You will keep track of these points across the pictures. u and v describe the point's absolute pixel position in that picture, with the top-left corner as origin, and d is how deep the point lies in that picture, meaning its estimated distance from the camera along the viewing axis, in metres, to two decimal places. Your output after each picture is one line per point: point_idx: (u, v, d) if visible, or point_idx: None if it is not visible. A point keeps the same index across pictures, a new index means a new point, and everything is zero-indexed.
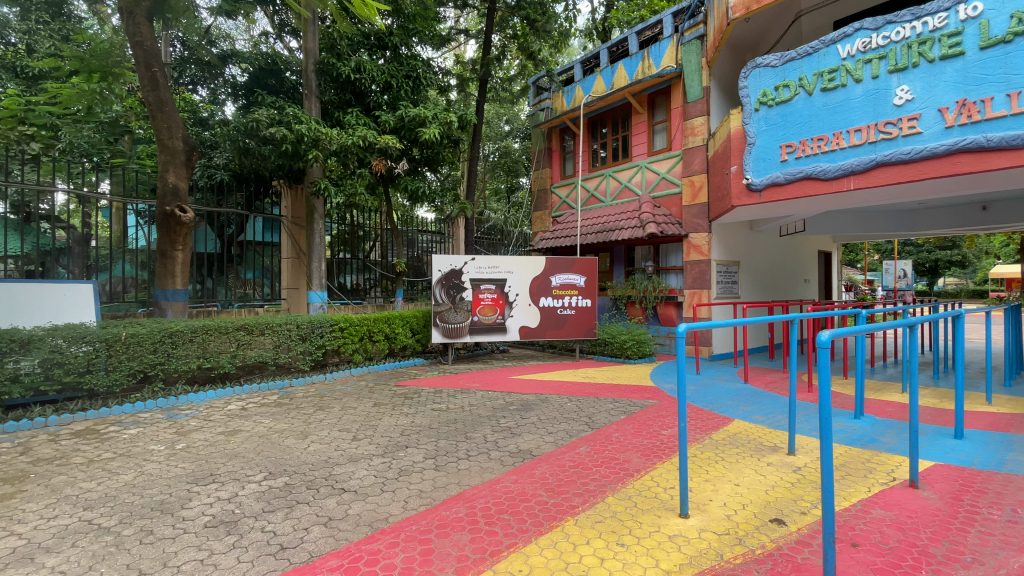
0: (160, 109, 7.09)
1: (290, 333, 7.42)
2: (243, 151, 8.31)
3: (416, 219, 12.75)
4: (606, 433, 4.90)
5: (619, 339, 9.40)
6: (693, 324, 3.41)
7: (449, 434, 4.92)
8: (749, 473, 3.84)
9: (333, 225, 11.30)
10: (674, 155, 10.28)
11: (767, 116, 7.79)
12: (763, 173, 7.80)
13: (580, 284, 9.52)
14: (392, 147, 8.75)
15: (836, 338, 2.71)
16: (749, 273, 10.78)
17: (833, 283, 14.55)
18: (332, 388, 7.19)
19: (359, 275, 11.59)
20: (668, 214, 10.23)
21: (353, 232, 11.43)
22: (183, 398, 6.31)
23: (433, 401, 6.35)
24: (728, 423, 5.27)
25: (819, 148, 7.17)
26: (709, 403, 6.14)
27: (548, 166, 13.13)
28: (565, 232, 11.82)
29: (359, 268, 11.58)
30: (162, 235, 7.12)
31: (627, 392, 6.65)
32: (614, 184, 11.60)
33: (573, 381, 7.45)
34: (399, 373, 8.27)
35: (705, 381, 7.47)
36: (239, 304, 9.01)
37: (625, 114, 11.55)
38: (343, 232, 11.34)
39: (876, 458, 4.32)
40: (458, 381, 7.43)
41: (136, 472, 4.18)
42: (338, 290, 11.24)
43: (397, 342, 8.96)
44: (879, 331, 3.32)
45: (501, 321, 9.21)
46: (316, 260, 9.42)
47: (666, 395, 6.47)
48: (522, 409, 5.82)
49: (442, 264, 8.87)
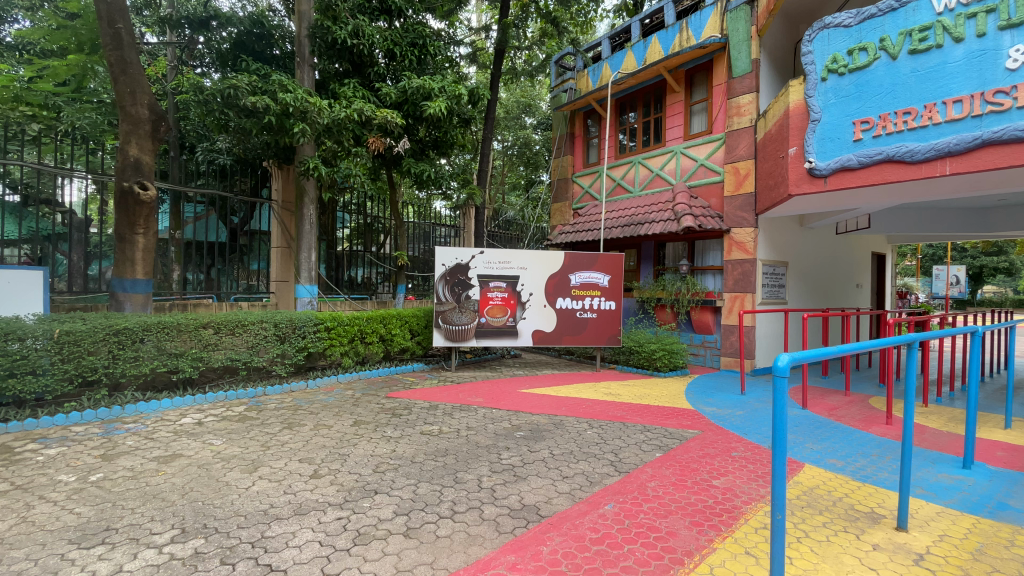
0: (122, 70, 6.09)
1: (264, 332, 6.37)
2: (223, 126, 7.34)
3: (431, 210, 11.74)
4: (639, 481, 3.72)
5: (646, 348, 8.18)
6: (802, 353, 2.26)
7: (434, 475, 3.80)
8: (854, 568, 2.67)
9: (349, 217, 10.52)
10: (715, 139, 8.98)
11: (837, 86, 6.46)
12: (830, 155, 6.45)
13: (603, 283, 8.31)
14: (395, 125, 7.72)
15: (794, 362, 2.12)
16: (798, 276, 9.44)
17: (886, 291, 13.01)
18: (311, 399, 6.13)
19: (370, 269, 10.71)
20: (706, 206, 8.96)
21: (363, 224, 10.52)
22: (131, 407, 5.35)
23: (424, 421, 5.25)
24: (797, 471, 4.05)
25: (905, 123, 5.83)
26: (766, 437, 4.89)
27: (569, 153, 11.93)
28: (587, 225, 10.60)
29: (370, 261, 10.66)
30: (120, 216, 6.16)
31: (659, 418, 5.46)
32: (644, 172, 10.33)
33: (594, 398, 6.27)
34: (392, 381, 7.17)
35: (755, 405, 6.19)
36: (243, 297, 8.19)
37: (658, 94, 10.26)
38: (359, 224, 10.51)
39: (1023, 541, 3.07)
40: (457, 394, 6.32)
41: (16, 519, 3.19)
42: (346, 284, 10.31)
43: (394, 344, 7.85)
44: (901, 359, 2.64)
45: (512, 325, 8.08)
46: (306, 249, 7.94)
47: (707, 424, 5.25)
48: (530, 438, 4.68)
49: (447, 257, 7.84)
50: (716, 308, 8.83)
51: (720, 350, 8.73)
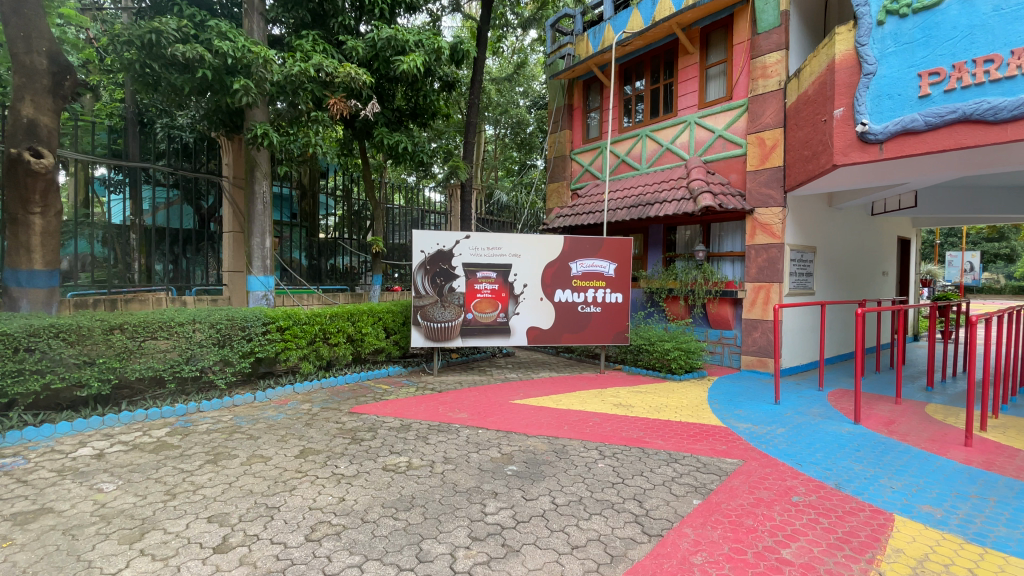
0: (13, 9, 4.83)
1: (197, 336, 5.15)
2: (150, 86, 6.09)
3: (421, 197, 10.43)
4: (678, 557, 2.61)
5: (658, 348, 7.07)
6: None
7: (388, 548, 2.68)
8: None
9: (333, 204, 9.35)
10: (736, 106, 7.81)
11: (898, 32, 5.30)
12: (889, 115, 5.30)
13: (608, 272, 7.19)
14: (363, 86, 6.53)
15: None
16: (825, 263, 8.36)
17: (911, 278, 11.94)
18: (253, 417, 4.97)
19: (354, 257, 9.57)
20: (725, 182, 7.83)
21: (347, 210, 9.41)
22: (13, 435, 4.16)
23: (389, 451, 4.09)
24: (890, 531, 2.97)
25: (986, 74, 4.69)
26: (828, 471, 3.81)
27: (567, 127, 10.74)
28: (587, 207, 9.43)
29: (354, 248, 9.51)
30: (11, 191, 4.93)
31: (685, 441, 4.35)
32: (652, 147, 9.16)
33: (601, 413, 5.15)
34: (361, 391, 5.99)
35: (796, 419, 5.10)
36: (206, 288, 7.25)
37: (668, 58, 9.04)
38: (343, 211, 9.40)
39: None
40: (436, 409, 5.18)
41: None
42: (328, 274, 9.19)
43: (365, 345, 6.65)
44: None
45: (503, 321, 6.96)
46: (257, 234, 6.65)
47: (747, 451, 4.15)
48: (524, 478, 3.56)
49: (426, 243, 6.68)
50: (737, 299, 7.72)
51: (741, 347, 7.65)
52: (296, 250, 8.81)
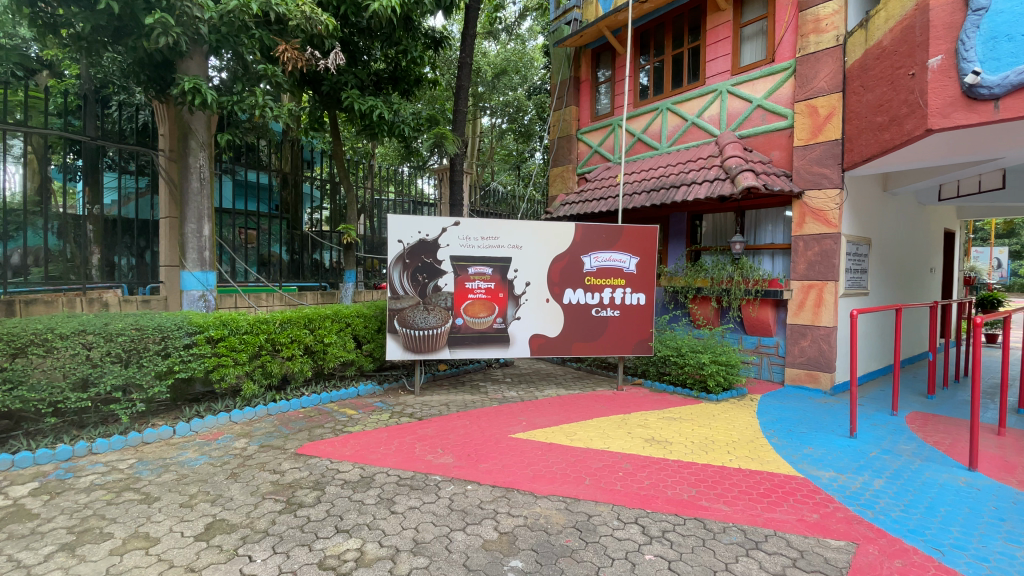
0: None
1: (90, 353, 3.82)
2: (50, 30, 4.78)
3: (414, 187, 8.92)
4: None
5: (690, 360, 5.79)
6: None
7: None
8: None
9: (309, 188, 8.04)
10: (780, 69, 6.53)
11: None
12: (1009, 63, 3.95)
13: (629, 268, 5.91)
14: (325, 32, 5.22)
15: None
16: (879, 258, 7.10)
17: (954, 275, 10.68)
18: (162, 463, 3.66)
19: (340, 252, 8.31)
20: (767, 160, 6.55)
21: (336, 206, 8.22)
22: None
23: (336, 528, 2.80)
24: None
25: None
26: (989, 568, 2.56)
27: (574, 103, 9.43)
28: (598, 192, 8.13)
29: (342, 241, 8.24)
30: None
31: (757, 506, 3.09)
32: (674, 122, 7.89)
33: (631, 454, 3.87)
34: (320, 418, 4.69)
35: (891, 465, 3.84)
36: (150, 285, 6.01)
37: (694, 17, 7.74)
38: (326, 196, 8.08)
39: None
40: (412, 449, 3.89)
41: None
42: (309, 270, 7.93)
43: (329, 359, 5.32)
44: None
45: (500, 327, 5.68)
46: (191, 219, 5.33)
47: (853, 525, 2.90)
48: None
49: (405, 230, 5.37)
50: (780, 301, 6.45)
51: (786, 358, 6.39)
52: (274, 243, 7.51)
